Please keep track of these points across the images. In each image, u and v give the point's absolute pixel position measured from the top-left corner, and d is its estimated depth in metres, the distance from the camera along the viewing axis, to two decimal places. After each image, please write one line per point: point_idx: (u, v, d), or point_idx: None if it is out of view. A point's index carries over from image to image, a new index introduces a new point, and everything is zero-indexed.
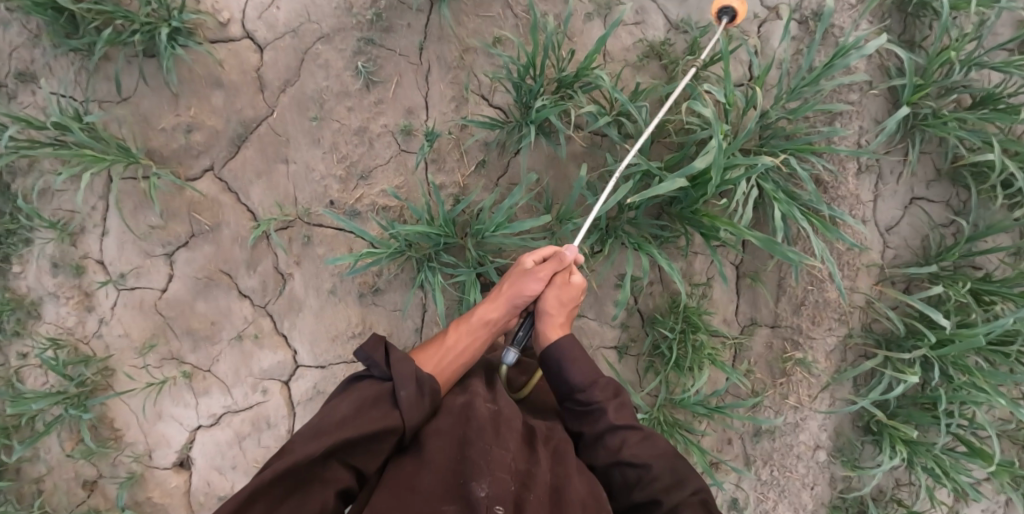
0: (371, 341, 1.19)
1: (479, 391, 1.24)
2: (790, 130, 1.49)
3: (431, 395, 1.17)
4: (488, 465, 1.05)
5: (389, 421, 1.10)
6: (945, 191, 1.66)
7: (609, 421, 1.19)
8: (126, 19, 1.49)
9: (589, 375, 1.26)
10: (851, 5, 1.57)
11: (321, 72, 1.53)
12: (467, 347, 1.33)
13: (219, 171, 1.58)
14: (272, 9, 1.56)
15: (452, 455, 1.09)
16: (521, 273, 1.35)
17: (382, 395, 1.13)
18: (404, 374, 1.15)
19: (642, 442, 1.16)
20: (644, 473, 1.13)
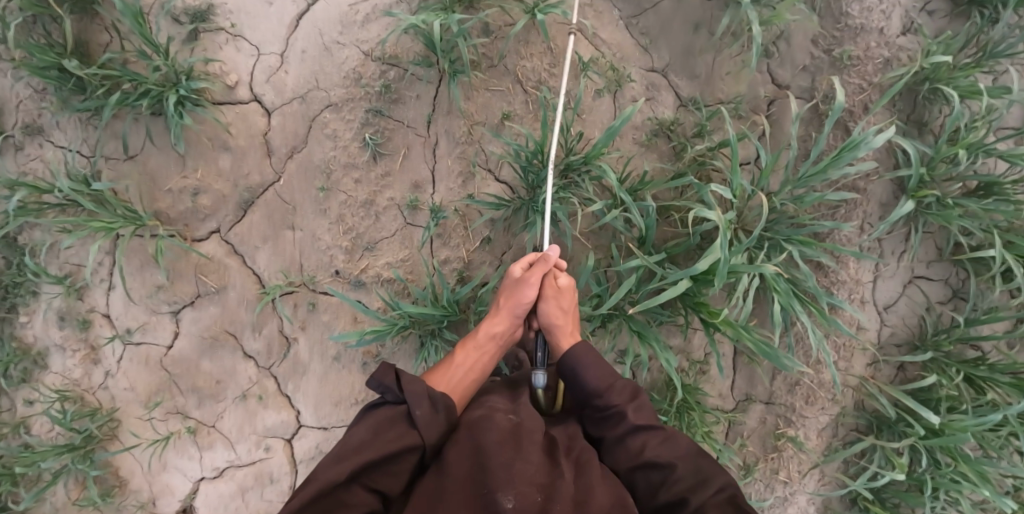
0: (383, 367, 1.23)
1: (498, 405, 1.25)
2: (795, 218, 1.49)
3: (444, 411, 1.20)
4: (512, 477, 1.05)
5: (406, 440, 1.13)
6: (944, 269, 1.67)
7: (627, 423, 1.19)
8: (134, 81, 1.51)
9: (605, 379, 1.26)
10: (863, 88, 1.56)
11: (329, 141, 1.53)
12: (477, 362, 1.35)
13: (225, 233, 1.59)
14: (281, 73, 1.57)
15: (471, 466, 1.10)
16: (514, 281, 1.37)
17: (397, 416, 1.17)
18: (416, 393, 1.18)
19: (664, 444, 1.16)
20: (667, 474, 1.12)
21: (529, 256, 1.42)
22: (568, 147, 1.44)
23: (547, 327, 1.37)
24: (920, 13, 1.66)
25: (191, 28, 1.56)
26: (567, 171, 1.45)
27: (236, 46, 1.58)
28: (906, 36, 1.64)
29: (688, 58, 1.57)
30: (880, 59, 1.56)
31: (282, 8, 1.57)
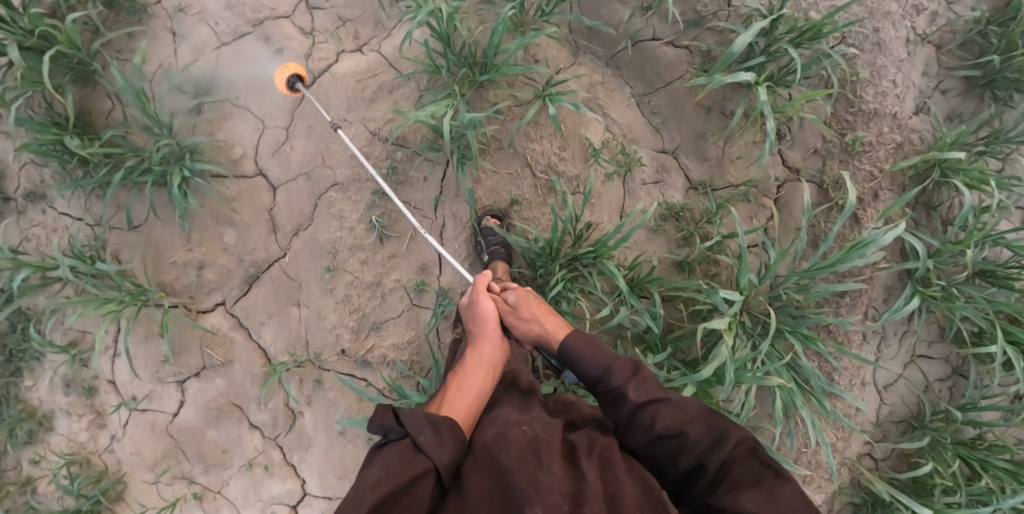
0: (378, 407, 1.07)
1: (508, 417, 1.13)
2: (800, 310, 1.49)
3: (452, 431, 1.04)
4: (539, 490, 0.94)
5: (420, 470, 0.97)
6: (945, 348, 1.68)
7: (633, 400, 1.10)
8: (138, 157, 1.50)
9: (602, 362, 1.18)
10: (873, 176, 1.55)
11: (335, 222, 1.53)
12: (477, 383, 1.22)
13: (230, 306, 1.59)
14: (286, 148, 1.55)
15: (495, 487, 0.98)
16: (468, 309, 1.33)
17: (403, 450, 1.01)
18: (418, 420, 1.03)
19: (674, 412, 1.07)
20: (682, 443, 1.04)
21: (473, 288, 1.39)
22: (578, 238, 1.44)
23: (529, 335, 1.31)
24: (933, 92, 1.64)
25: (195, 102, 1.55)
26: (573, 263, 1.46)
27: (241, 118, 1.56)
28: (918, 116, 1.63)
29: (700, 140, 1.55)
30: (891, 144, 1.55)
31: None
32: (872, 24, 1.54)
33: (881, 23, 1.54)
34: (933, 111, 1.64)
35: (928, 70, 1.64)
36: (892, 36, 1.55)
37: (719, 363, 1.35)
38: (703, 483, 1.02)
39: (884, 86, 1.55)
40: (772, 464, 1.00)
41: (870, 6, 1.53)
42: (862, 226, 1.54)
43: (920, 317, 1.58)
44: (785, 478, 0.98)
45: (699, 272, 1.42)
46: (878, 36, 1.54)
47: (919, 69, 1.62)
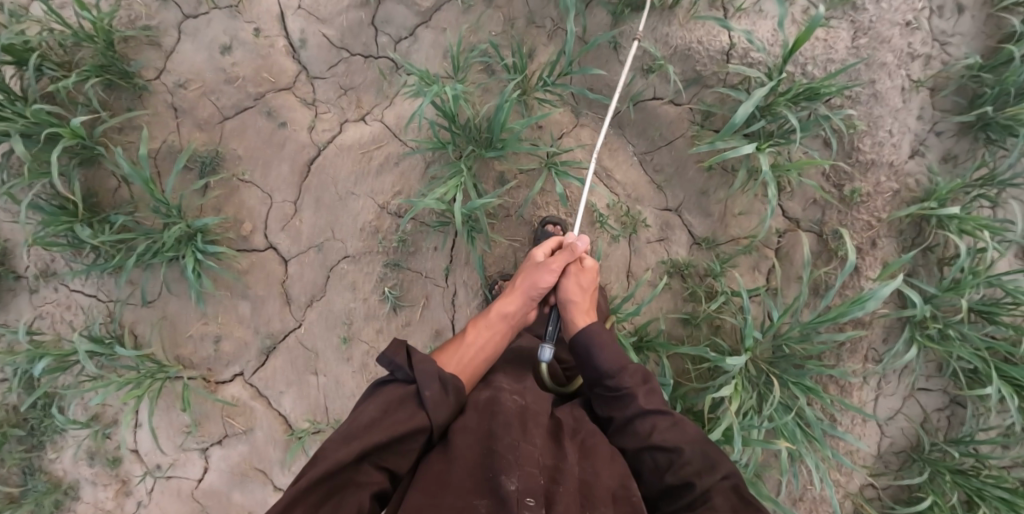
0: (393, 343, 1.14)
1: (505, 386, 1.20)
2: (803, 361, 1.54)
3: (455, 392, 1.13)
4: (517, 460, 1.00)
5: (416, 422, 1.06)
6: (942, 381, 1.72)
7: (636, 405, 1.13)
8: (149, 239, 1.52)
9: (617, 359, 1.21)
10: (871, 225, 1.58)
11: (348, 292, 1.55)
12: (488, 340, 1.31)
13: (249, 376, 1.62)
14: (294, 221, 1.56)
15: (479, 451, 1.04)
16: (534, 262, 1.36)
17: (406, 396, 1.09)
18: (427, 372, 1.11)
19: (672, 428, 1.10)
20: (675, 457, 1.06)
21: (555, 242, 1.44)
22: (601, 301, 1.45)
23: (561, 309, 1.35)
24: (929, 135, 1.68)
25: (203, 179, 1.56)
26: None
27: (249, 193, 1.57)
28: (914, 160, 1.66)
29: (704, 197, 1.58)
30: (888, 193, 1.59)
31: (294, 153, 1.56)
32: (867, 76, 1.57)
33: (877, 75, 1.57)
34: (928, 154, 1.67)
35: (923, 114, 1.67)
36: (888, 87, 1.58)
37: (727, 426, 1.42)
38: (681, 500, 1.04)
39: (881, 136, 1.58)
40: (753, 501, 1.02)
41: (865, 58, 1.57)
42: (860, 274, 1.59)
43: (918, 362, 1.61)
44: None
45: (706, 343, 1.45)
46: (874, 87, 1.57)
47: (915, 114, 1.65)
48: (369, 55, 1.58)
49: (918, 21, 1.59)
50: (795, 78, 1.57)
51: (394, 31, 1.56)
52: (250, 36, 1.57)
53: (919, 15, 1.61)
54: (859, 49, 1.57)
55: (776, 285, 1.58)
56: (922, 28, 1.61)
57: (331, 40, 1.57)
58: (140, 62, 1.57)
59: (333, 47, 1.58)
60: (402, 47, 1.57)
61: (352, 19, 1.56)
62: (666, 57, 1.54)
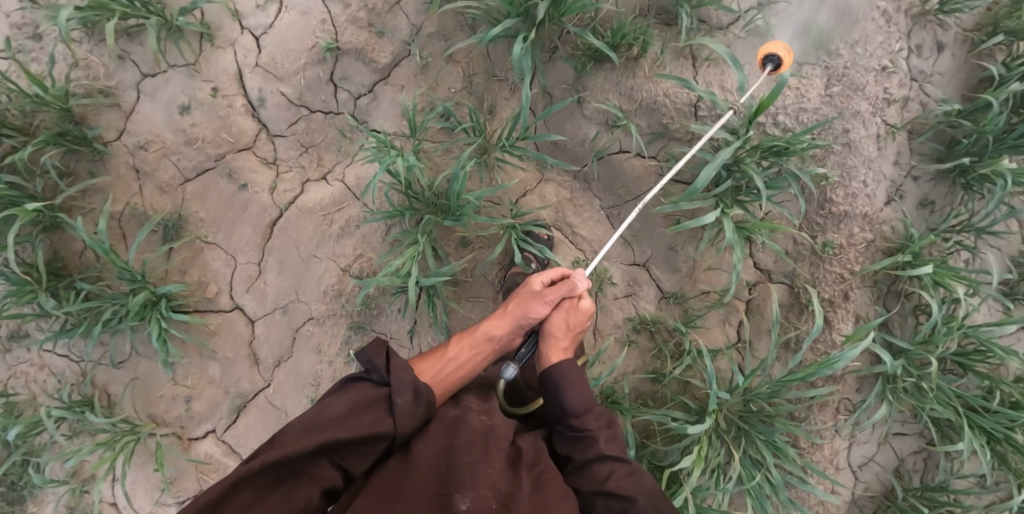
0: (376, 343, 1.13)
1: (474, 405, 1.20)
2: (772, 418, 1.52)
3: (426, 405, 1.12)
4: (474, 480, 0.99)
5: (382, 427, 1.05)
6: (917, 427, 1.70)
7: (597, 448, 1.14)
8: (115, 304, 1.51)
9: (586, 402, 1.22)
10: (843, 278, 1.55)
11: (314, 353, 1.56)
12: (470, 359, 1.29)
13: (221, 433, 1.63)
14: (260, 282, 1.56)
15: (438, 466, 1.03)
16: (532, 292, 1.34)
17: (377, 398, 1.08)
18: (403, 380, 1.10)
19: (629, 476, 1.10)
20: (627, 506, 1.06)
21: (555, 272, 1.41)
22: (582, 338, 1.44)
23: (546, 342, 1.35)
24: (905, 180, 1.64)
25: (167, 242, 1.56)
26: None
27: (213, 255, 1.57)
28: (890, 206, 1.63)
29: (672, 252, 1.56)
30: (862, 244, 1.56)
31: (256, 214, 1.55)
32: (841, 125, 1.52)
33: (850, 123, 1.52)
34: (904, 199, 1.64)
35: (900, 159, 1.63)
36: (862, 135, 1.53)
37: (687, 495, 1.41)
38: None
39: (855, 187, 1.54)
40: None
41: (838, 106, 1.52)
42: (832, 327, 1.56)
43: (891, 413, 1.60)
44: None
45: (668, 411, 1.45)
46: (848, 136, 1.52)
47: (891, 160, 1.61)
48: (329, 112, 1.55)
49: (894, 66, 1.54)
50: (765, 129, 1.53)
51: (353, 88, 1.54)
52: (208, 95, 1.55)
53: (895, 59, 1.55)
54: (833, 97, 1.53)
55: (745, 343, 1.56)
56: (898, 71, 1.56)
57: (290, 99, 1.54)
58: (97, 131, 1.53)
59: (292, 105, 1.55)
60: (361, 105, 1.54)
61: (311, 77, 1.53)
62: (629, 111, 1.50)
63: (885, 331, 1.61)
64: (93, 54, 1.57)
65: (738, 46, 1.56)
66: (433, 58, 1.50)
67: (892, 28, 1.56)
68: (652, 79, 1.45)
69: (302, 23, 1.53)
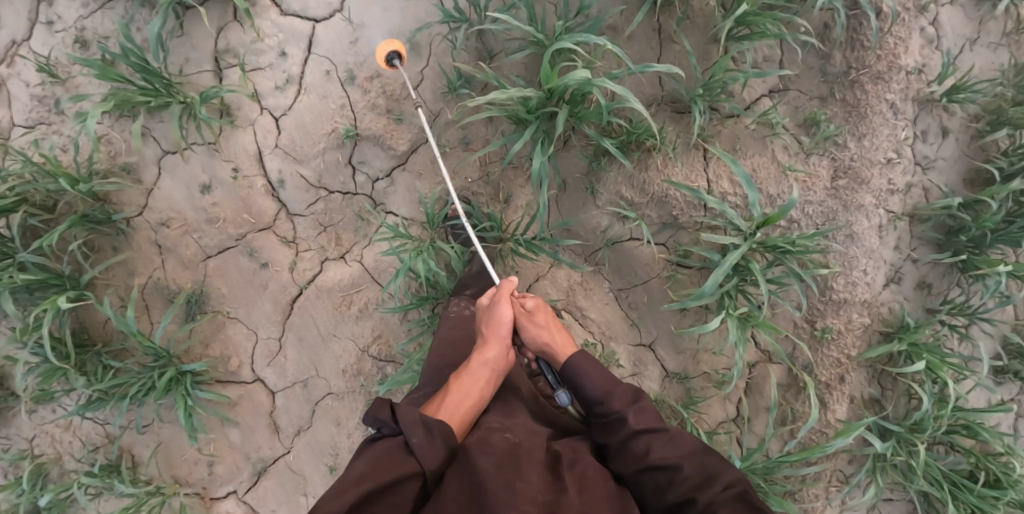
0: (376, 401, 1.08)
1: (493, 425, 1.14)
2: (767, 495, 1.59)
3: (443, 436, 1.04)
4: (513, 498, 0.96)
5: (408, 470, 0.98)
6: (906, 497, 1.76)
7: (629, 427, 1.11)
8: (143, 379, 1.56)
9: (604, 384, 1.19)
10: (839, 362, 1.62)
11: (334, 427, 1.63)
12: (472, 386, 1.18)
13: (242, 494, 1.68)
14: (280, 357, 1.62)
15: (475, 494, 0.98)
16: (484, 307, 1.30)
17: (395, 447, 1.02)
18: (413, 420, 1.04)
19: (668, 443, 1.08)
20: (674, 475, 1.03)
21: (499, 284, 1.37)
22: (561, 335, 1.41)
23: (537, 347, 1.29)
24: (905, 262, 1.69)
25: (191, 315, 1.61)
26: None
27: (235, 329, 1.62)
28: (889, 289, 1.68)
29: (677, 335, 1.62)
30: (859, 329, 1.62)
31: (276, 292, 1.60)
32: (844, 217, 1.57)
33: (854, 216, 1.57)
34: (903, 282, 1.69)
35: (900, 243, 1.68)
36: (865, 227, 1.58)
37: None
38: None
39: (855, 275, 1.60)
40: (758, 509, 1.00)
41: (842, 200, 1.57)
42: (828, 408, 1.63)
43: (880, 492, 1.67)
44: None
45: None
46: (850, 229, 1.58)
47: (892, 246, 1.66)
48: (347, 193, 1.59)
49: (899, 158, 1.58)
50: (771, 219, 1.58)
51: (371, 171, 1.57)
52: (229, 176, 1.59)
53: (900, 149, 1.59)
54: (838, 190, 1.58)
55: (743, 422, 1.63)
56: (903, 162, 1.60)
57: (309, 181, 1.58)
58: (121, 216, 1.58)
59: (311, 187, 1.58)
60: (379, 188, 1.58)
61: (330, 160, 1.57)
62: (640, 203, 1.54)
63: (879, 410, 1.67)
64: (115, 130, 1.60)
65: (746, 136, 1.59)
66: (450, 145, 1.54)
67: (899, 119, 1.60)
68: (663, 177, 1.49)
69: (322, 107, 1.56)
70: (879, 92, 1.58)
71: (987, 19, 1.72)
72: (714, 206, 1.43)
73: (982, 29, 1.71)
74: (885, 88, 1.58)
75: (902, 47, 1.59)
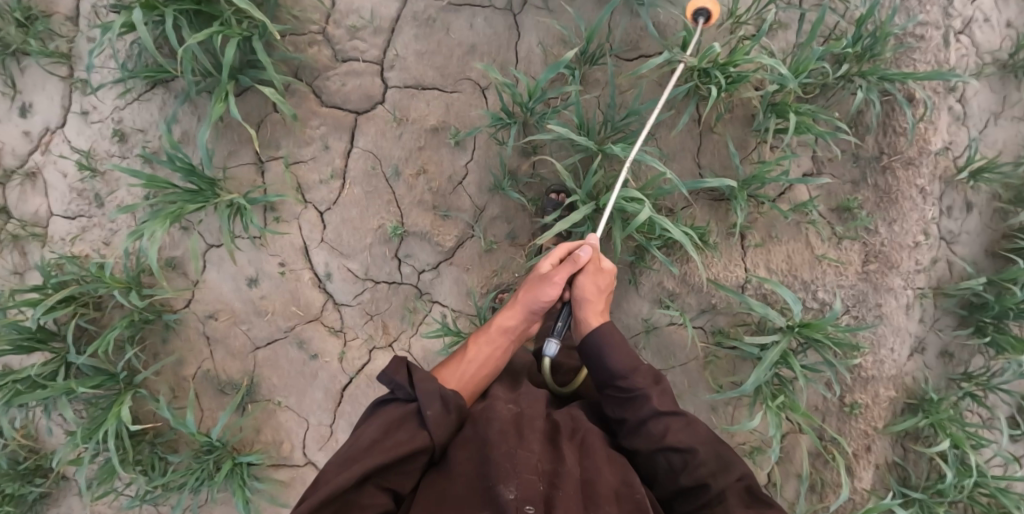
0: (392, 363, 1.15)
1: (499, 396, 1.23)
2: None
3: (456, 410, 1.14)
4: (515, 468, 1.02)
5: (418, 442, 1.06)
6: None
7: (649, 406, 1.15)
8: (197, 470, 1.59)
9: (629, 361, 1.23)
10: (866, 434, 1.69)
11: None
12: (490, 355, 1.34)
13: None
14: (331, 441, 1.67)
15: (478, 461, 1.05)
16: (537, 278, 1.36)
17: (409, 415, 1.10)
18: (429, 392, 1.11)
19: (686, 428, 1.13)
20: (688, 458, 1.10)
21: (559, 251, 1.40)
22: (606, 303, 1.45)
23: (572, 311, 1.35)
24: (928, 333, 1.76)
25: (243, 403, 1.65)
26: None
27: (286, 416, 1.66)
28: (913, 358, 1.75)
29: (713, 412, 1.67)
30: (886, 403, 1.69)
31: (327, 381, 1.65)
32: (874, 299, 1.64)
33: (883, 298, 1.64)
34: (926, 350, 1.76)
35: (925, 316, 1.74)
36: (893, 307, 1.65)
37: None
38: (696, 499, 1.10)
39: (883, 353, 1.67)
40: (764, 498, 1.10)
41: (872, 281, 1.64)
42: (856, 476, 1.71)
43: None
44: (774, 508, 1.09)
45: None
46: (879, 309, 1.64)
47: (917, 319, 1.72)
48: (393, 282, 1.62)
49: (927, 240, 1.63)
50: (804, 301, 1.63)
51: (417, 263, 1.60)
52: (277, 270, 1.61)
53: (928, 230, 1.64)
54: (869, 273, 1.64)
55: (776, 491, 1.71)
56: (930, 242, 1.66)
57: (356, 273, 1.61)
58: (172, 317, 1.60)
59: (358, 279, 1.61)
60: (425, 279, 1.61)
61: (377, 254, 1.60)
62: (681, 292, 1.60)
63: (904, 475, 1.75)
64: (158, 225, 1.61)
65: (782, 222, 1.63)
66: (496, 241, 1.58)
67: (927, 201, 1.65)
68: (704, 272, 1.55)
69: (368, 201, 1.58)
70: (909, 178, 1.63)
71: (1011, 95, 1.78)
72: (756, 308, 1.50)
73: (1005, 105, 1.78)
74: (915, 173, 1.63)
75: (932, 132, 1.64)
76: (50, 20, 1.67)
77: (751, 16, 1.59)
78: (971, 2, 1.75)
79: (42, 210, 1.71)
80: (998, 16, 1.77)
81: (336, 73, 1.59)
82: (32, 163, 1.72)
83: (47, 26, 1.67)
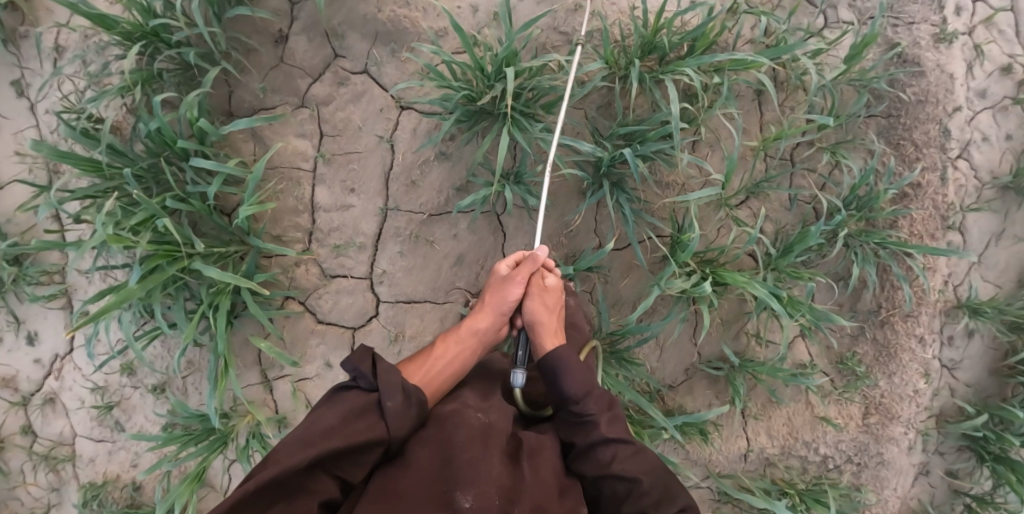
0: (359, 351, 1.10)
1: (469, 401, 1.18)
2: None
3: (417, 405, 1.10)
4: (477, 478, 1.00)
5: (376, 433, 1.03)
6: None
7: (599, 431, 1.12)
8: None
9: (583, 385, 1.19)
10: None
11: None
12: (457, 355, 1.30)
13: None
14: None
15: (438, 461, 1.03)
16: (502, 280, 1.36)
17: (368, 405, 1.05)
18: (392, 383, 1.07)
19: (633, 457, 1.10)
20: (633, 488, 1.07)
21: (519, 255, 1.41)
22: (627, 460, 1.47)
23: (528, 322, 1.32)
24: (933, 458, 1.79)
25: None
26: None
27: None
28: (918, 481, 1.80)
29: None
30: None
31: None
32: (877, 449, 1.66)
33: (885, 447, 1.66)
34: (930, 474, 1.80)
35: (929, 444, 1.78)
36: (895, 453, 1.66)
37: None
38: None
39: (886, 493, 1.70)
40: None
41: (874, 433, 1.66)
42: None
43: None
44: None
45: None
46: (881, 457, 1.66)
47: (919, 451, 1.76)
48: None
49: (926, 388, 1.64)
50: (806, 457, 1.68)
51: None
52: None
53: (927, 377, 1.65)
54: (870, 425, 1.66)
55: None
56: (929, 384, 1.67)
57: None
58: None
59: None
60: None
61: None
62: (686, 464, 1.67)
63: None
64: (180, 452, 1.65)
65: (781, 385, 1.67)
66: None
67: (927, 346, 1.65)
68: (705, 450, 1.64)
69: None
70: (909, 329, 1.63)
71: (1014, 215, 1.72)
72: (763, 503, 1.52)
73: (1008, 225, 1.72)
74: (915, 323, 1.63)
75: (930, 280, 1.62)
76: (39, 258, 1.67)
77: (743, 193, 1.54)
78: (968, 124, 1.68)
79: (66, 430, 1.75)
80: (997, 131, 1.70)
81: (326, 293, 1.59)
82: (47, 388, 1.74)
83: (37, 266, 1.66)
